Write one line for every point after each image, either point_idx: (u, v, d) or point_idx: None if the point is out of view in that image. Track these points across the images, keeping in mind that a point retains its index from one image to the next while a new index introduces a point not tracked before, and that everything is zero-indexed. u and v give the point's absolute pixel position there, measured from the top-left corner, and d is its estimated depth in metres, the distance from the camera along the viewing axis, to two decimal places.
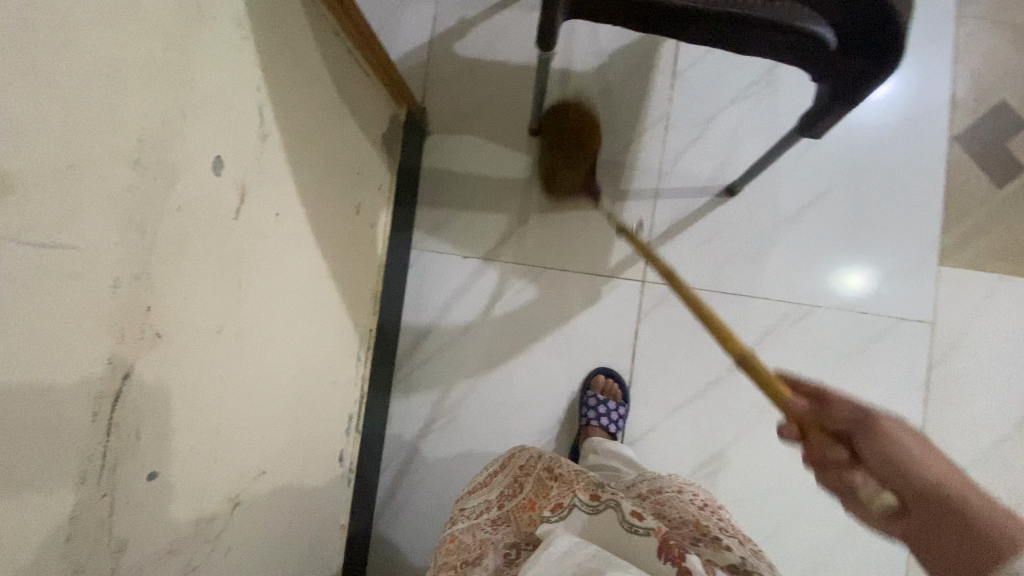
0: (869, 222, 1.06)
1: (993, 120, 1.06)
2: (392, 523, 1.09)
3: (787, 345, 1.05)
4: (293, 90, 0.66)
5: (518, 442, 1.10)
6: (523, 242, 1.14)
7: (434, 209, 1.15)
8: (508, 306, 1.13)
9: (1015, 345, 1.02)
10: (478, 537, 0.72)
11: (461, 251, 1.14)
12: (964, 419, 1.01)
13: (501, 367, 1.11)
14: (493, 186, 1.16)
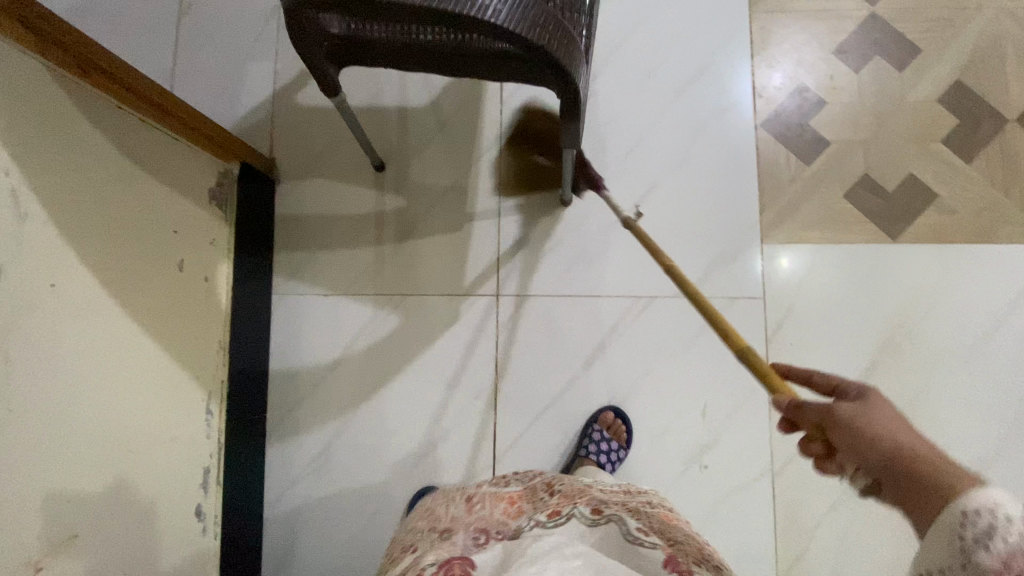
0: (692, 214, 1.13)
1: (796, 103, 1.14)
2: (279, 568, 1.10)
3: (633, 337, 1.11)
4: (63, 172, 0.70)
5: (395, 469, 1.12)
6: (380, 275, 1.17)
7: (291, 253, 1.19)
8: (371, 338, 1.16)
9: (841, 308, 1.08)
10: (449, 513, 0.76)
11: (321, 292, 1.18)
12: (803, 384, 1.07)
13: (370, 398, 1.14)
14: (346, 224, 1.19)
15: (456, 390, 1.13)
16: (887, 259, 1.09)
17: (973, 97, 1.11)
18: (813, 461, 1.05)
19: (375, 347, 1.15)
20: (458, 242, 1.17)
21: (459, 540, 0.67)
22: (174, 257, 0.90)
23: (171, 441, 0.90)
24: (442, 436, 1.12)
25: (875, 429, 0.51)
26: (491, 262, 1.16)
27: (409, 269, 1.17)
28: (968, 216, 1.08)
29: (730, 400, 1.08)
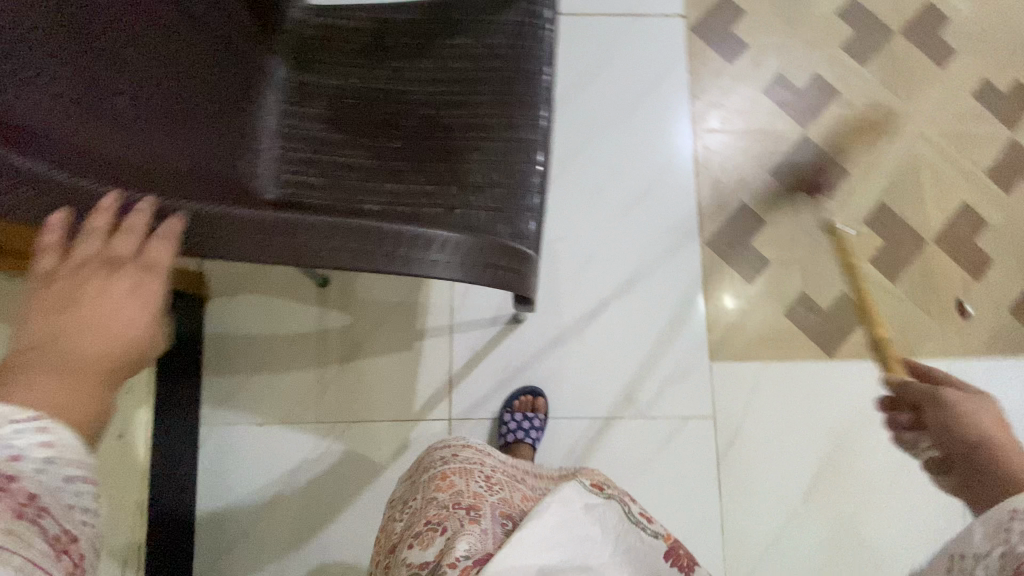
0: (646, 331, 1.14)
1: (738, 220, 1.18)
2: None
3: (590, 458, 1.09)
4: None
5: None
6: (321, 401, 1.10)
7: (223, 378, 1.10)
8: (314, 469, 1.07)
9: (787, 423, 1.11)
10: (471, 489, 0.73)
11: (255, 421, 1.08)
12: (756, 501, 1.08)
13: (313, 535, 1.05)
14: (285, 344, 1.11)
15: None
16: (826, 375, 1.13)
17: (895, 218, 1.19)
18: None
19: (315, 480, 1.07)
20: (404, 362, 1.12)
21: (489, 526, 0.64)
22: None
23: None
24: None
25: (970, 415, 0.58)
26: (440, 383, 1.11)
27: (354, 393, 1.10)
28: (895, 331, 1.15)
29: (685, 521, 1.07)
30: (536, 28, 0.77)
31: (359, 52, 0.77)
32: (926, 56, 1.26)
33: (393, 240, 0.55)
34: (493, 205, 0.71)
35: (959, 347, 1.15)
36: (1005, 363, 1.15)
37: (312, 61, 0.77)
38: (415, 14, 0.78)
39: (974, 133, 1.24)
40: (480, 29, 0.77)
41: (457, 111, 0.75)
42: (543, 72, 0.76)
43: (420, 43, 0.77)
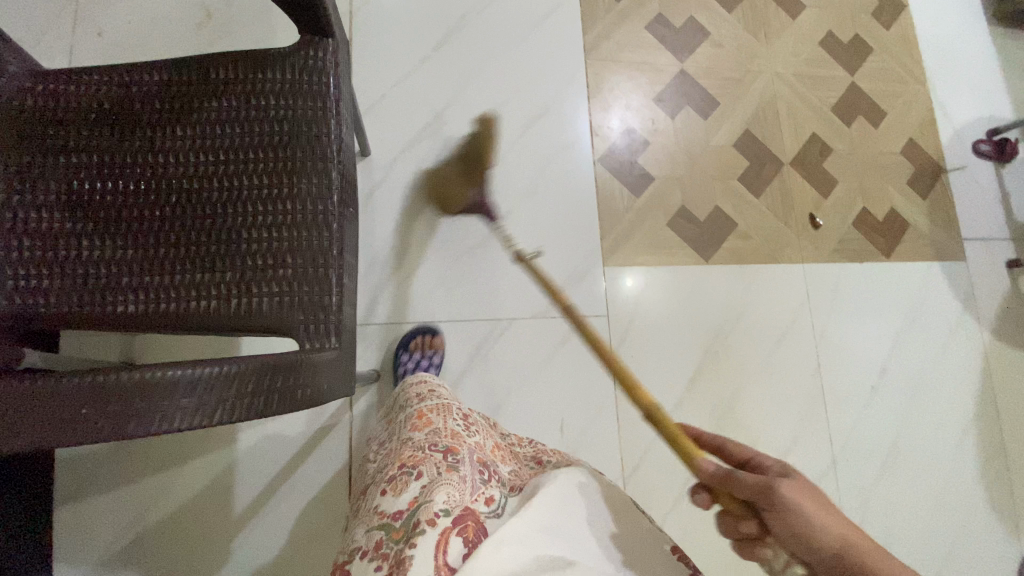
0: (544, 238, 1.20)
1: (627, 141, 1.28)
2: None
3: (494, 359, 1.14)
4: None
5: (240, 526, 1.02)
6: (168, 467, 1.03)
7: (76, 470, 1.00)
8: (190, 515, 1.01)
9: (672, 321, 1.22)
10: (448, 429, 0.72)
11: (92, 509, 1.00)
12: (647, 392, 1.18)
13: (199, 565, 1.00)
14: (134, 441, 1.03)
15: (303, 429, 1.07)
16: (705, 278, 1.25)
17: (759, 143, 1.35)
18: (659, 458, 1.15)
19: (172, 553, 1.00)
20: None
21: (468, 473, 0.63)
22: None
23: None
24: (295, 484, 1.05)
25: (819, 526, 0.52)
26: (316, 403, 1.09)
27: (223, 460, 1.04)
28: (762, 239, 1.30)
29: (583, 415, 1.14)
30: (312, 113, 0.73)
31: (111, 131, 0.71)
32: (779, 9, 1.45)
33: (107, 398, 0.50)
34: (281, 300, 0.68)
35: (813, 254, 1.33)
36: (849, 268, 1.34)
37: (36, 169, 0.69)
38: (167, 112, 0.72)
39: (819, 76, 1.44)
40: (247, 119, 0.72)
41: (232, 209, 0.70)
42: (326, 157, 0.73)
43: (183, 139, 0.72)
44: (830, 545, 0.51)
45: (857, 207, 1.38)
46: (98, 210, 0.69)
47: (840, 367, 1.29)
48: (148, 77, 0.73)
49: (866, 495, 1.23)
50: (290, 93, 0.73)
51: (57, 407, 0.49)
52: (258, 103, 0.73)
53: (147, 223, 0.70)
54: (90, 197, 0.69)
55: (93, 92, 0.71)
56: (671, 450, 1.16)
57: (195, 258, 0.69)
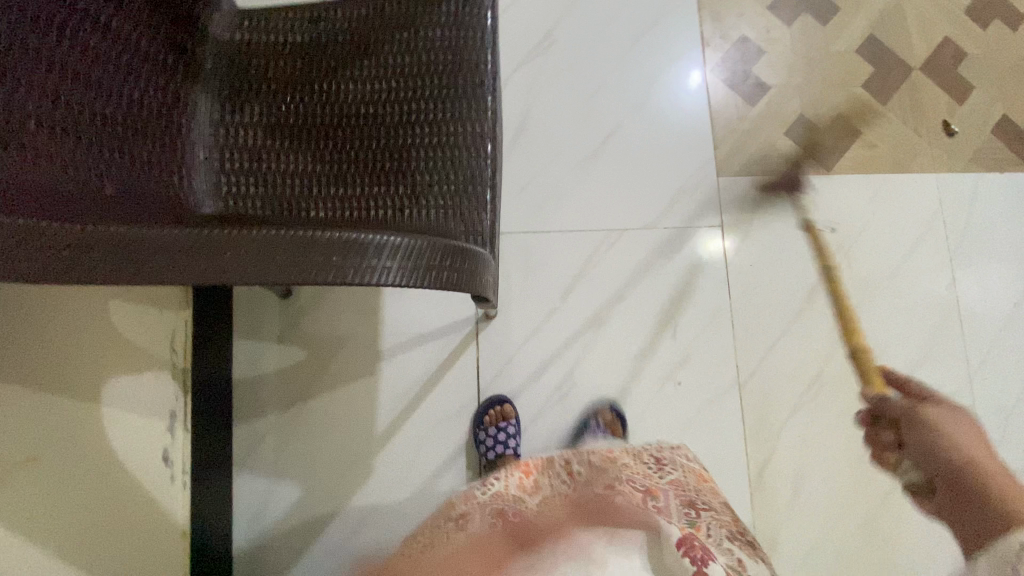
0: (655, 149, 1.20)
1: (740, 52, 1.25)
2: (258, 541, 1.03)
3: (608, 267, 1.15)
4: (66, 369, 0.68)
5: (380, 431, 1.08)
6: (309, 399, 1.08)
7: (239, 402, 1.07)
8: (335, 451, 1.06)
9: (790, 231, 1.18)
10: (469, 499, 0.82)
11: (247, 431, 1.06)
12: (762, 302, 1.16)
13: (344, 493, 1.05)
14: (290, 377, 1.08)
15: (433, 362, 1.10)
16: (824, 188, 1.21)
17: (884, 48, 1.27)
18: (774, 367, 1.14)
19: (319, 487, 1.05)
20: (388, 338, 1.10)
21: (474, 524, 0.72)
22: (134, 482, 0.78)
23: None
24: (426, 386, 1.09)
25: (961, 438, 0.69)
26: (449, 335, 1.11)
27: (363, 399, 1.08)
28: (887, 149, 1.23)
29: (697, 321, 1.14)
30: (474, 45, 0.74)
31: (294, 58, 0.74)
32: None
33: (319, 249, 0.50)
34: (442, 211, 0.70)
35: (944, 163, 1.24)
36: (989, 178, 1.24)
37: (232, 89, 0.73)
38: (342, 41, 0.75)
39: None
40: (416, 47, 0.74)
41: (400, 128, 0.72)
42: (485, 87, 0.74)
43: (358, 65, 0.74)
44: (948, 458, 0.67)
45: (1000, 112, 1.27)
46: (283, 127, 0.73)
47: (977, 282, 1.20)
48: (329, 10, 0.75)
49: (1005, 415, 1.16)
50: (454, 26, 0.74)
51: (281, 253, 0.49)
52: (424, 34, 0.74)
53: (324, 139, 0.73)
54: (277, 115, 0.73)
55: (280, 24, 0.75)
56: (786, 358, 1.14)
57: (368, 172, 0.71)
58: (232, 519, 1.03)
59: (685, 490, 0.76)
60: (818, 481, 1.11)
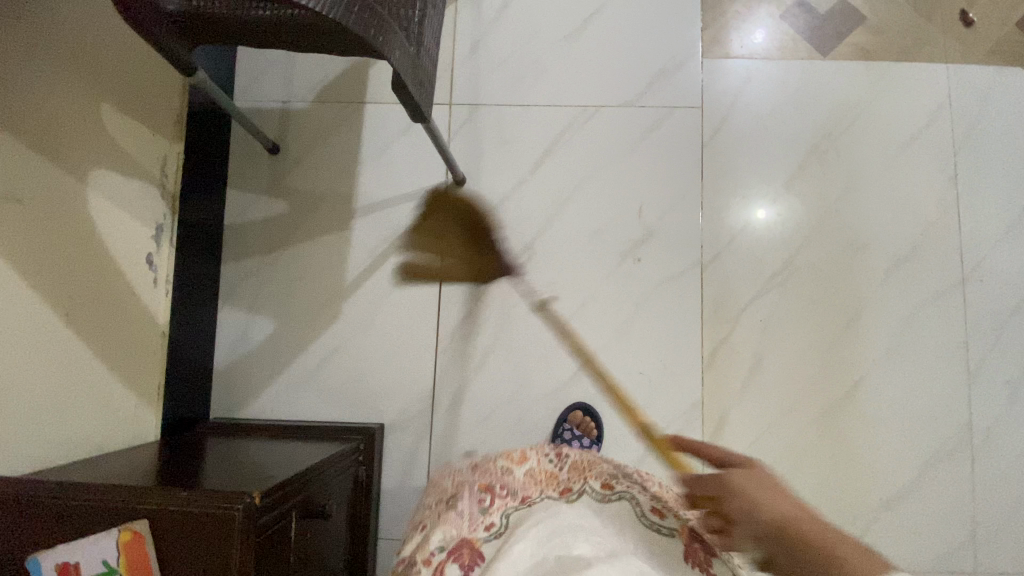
0: (640, 29, 1.18)
1: None
2: (234, 366, 1.14)
3: (581, 142, 1.15)
4: (59, 134, 0.79)
5: (348, 282, 1.15)
6: (287, 248, 1.17)
7: (227, 244, 1.18)
8: (308, 297, 1.15)
9: (771, 117, 1.15)
10: (456, 481, 0.92)
11: (232, 268, 1.17)
12: (736, 187, 1.13)
13: (312, 334, 1.14)
14: (273, 227, 1.18)
15: (401, 223, 1.16)
16: (816, 76, 1.16)
17: None
18: (742, 252, 1.11)
19: (289, 327, 1.15)
20: (362, 198, 1.17)
21: (465, 509, 0.83)
22: (115, 265, 0.90)
23: (47, 421, 0.78)
24: (393, 244, 1.16)
25: None
26: (419, 199, 1.17)
27: (336, 253, 1.16)
28: (892, 38, 1.16)
29: (666, 200, 1.13)
30: None
31: None
32: None
33: None
34: None
35: (959, 55, 1.15)
36: (1009, 73, 1.14)
37: None
38: None
39: None
40: None
41: None
42: None
43: None
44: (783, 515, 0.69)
45: None
46: None
47: (978, 184, 1.12)
48: None
49: (997, 324, 1.09)
50: None
51: None
52: None
53: None
54: None
55: None
56: (755, 244, 1.11)
57: None
58: (213, 344, 1.15)
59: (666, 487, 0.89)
60: (778, 369, 1.08)
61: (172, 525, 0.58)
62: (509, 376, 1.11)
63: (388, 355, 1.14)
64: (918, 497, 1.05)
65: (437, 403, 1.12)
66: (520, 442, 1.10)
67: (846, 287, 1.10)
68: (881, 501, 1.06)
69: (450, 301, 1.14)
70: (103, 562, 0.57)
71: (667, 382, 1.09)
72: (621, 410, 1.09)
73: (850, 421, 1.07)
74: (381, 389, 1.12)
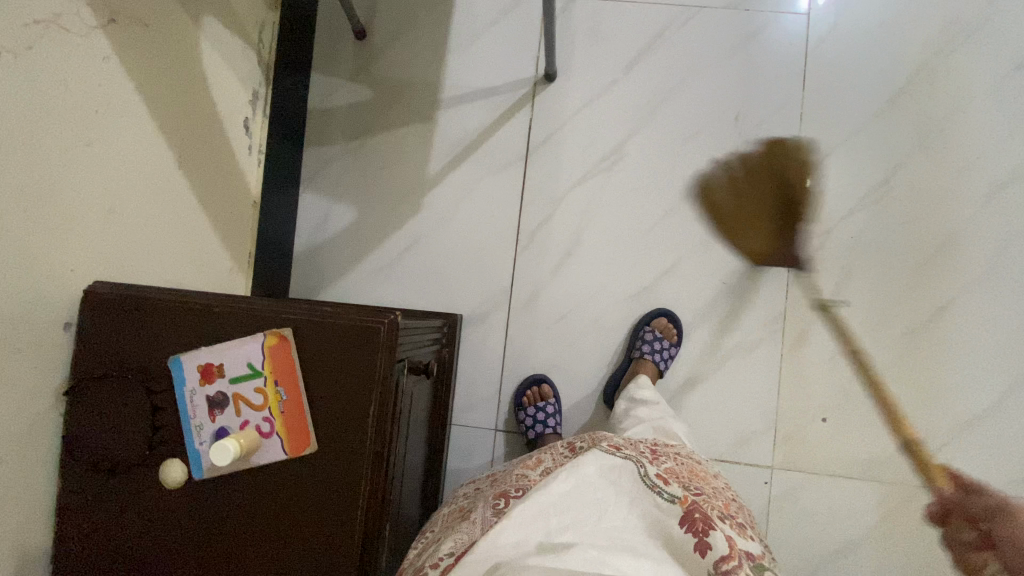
0: None
1: None
2: (313, 251, 1.15)
3: (679, 43, 1.11)
4: None
5: (430, 174, 1.14)
6: (370, 136, 1.15)
7: (309, 130, 1.16)
8: (388, 187, 1.14)
9: (877, 31, 1.10)
10: (471, 501, 0.80)
11: (314, 154, 1.16)
12: (835, 102, 1.10)
13: (392, 224, 1.14)
14: (356, 114, 1.16)
15: (486, 117, 1.14)
16: None
17: None
18: (834, 167, 1.09)
19: (369, 215, 1.14)
20: (449, 89, 1.14)
21: (481, 515, 0.70)
22: (219, 121, 0.89)
23: (162, 262, 0.79)
24: (477, 138, 1.14)
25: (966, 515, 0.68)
26: (507, 93, 1.14)
27: (420, 145, 1.15)
28: None
29: (764, 108, 1.10)
30: None
31: None
32: None
33: None
34: None
35: None
36: None
37: None
38: None
39: None
40: None
41: None
42: None
43: None
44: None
45: None
46: None
47: None
48: None
49: None
50: None
51: None
52: None
53: None
54: None
55: None
56: (850, 160, 1.09)
57: None
58: (293, 228, 1.15)
59: (680, 470, 0.77)
60: (862, 287, 1.07)
61: (315, 335, 0.59)
62: (588, 278, 1.10)
63: (466, 249, 1.13)
64: (993, 424, 1.05)
65: (513, 300, 1.12)
66: (595, 343, 1.10)
67: (941, 210, 1.07)
68: (954, 425, 1.05)
69: (532, 199, 1.12)
70: (249, 363, 0.58)
71: (749, 292, 1.08)
72: (700, 317, 1.09)
73: (932, 344, 1.06)
74: (458, 283, 1.13)
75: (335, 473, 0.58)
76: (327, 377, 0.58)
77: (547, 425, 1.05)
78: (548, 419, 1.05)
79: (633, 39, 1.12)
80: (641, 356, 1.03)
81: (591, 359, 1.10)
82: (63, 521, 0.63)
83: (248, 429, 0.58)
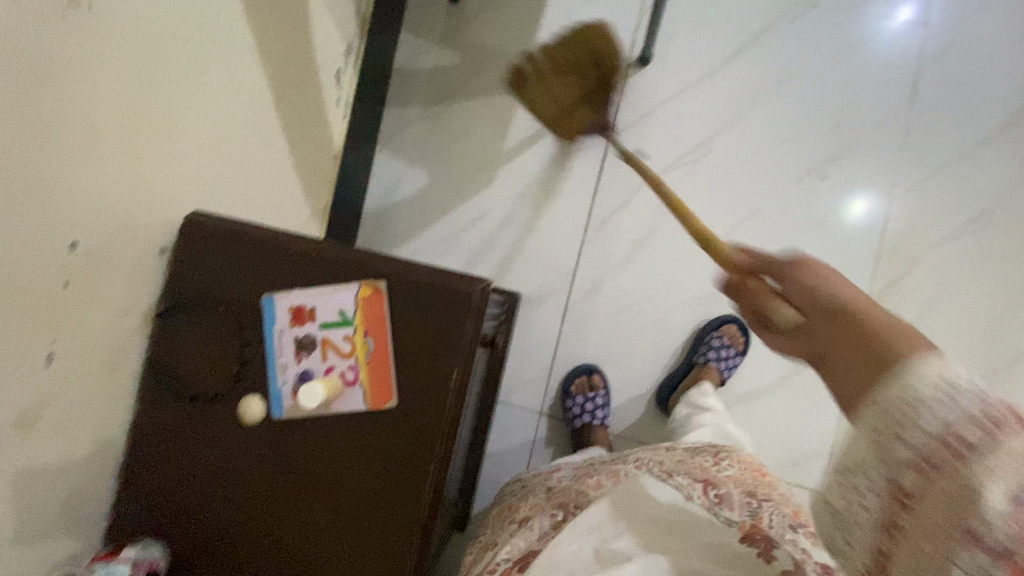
0: None
1: None
2: (382, 212, 1.15)
3: (785, 40, 1.06)
4: None
5: (508, 148, 1.12)
6: (452, 104, 1.14)
7: (391, 90, 1.15)
8: (464, 157, 1.13)
9: (1002, 50, 1.03)
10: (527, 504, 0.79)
11: (394, 116, 1.15)
12: (945, 120, 1.03)
13: (463, 194, 1.13)
14: (440, 80, 1.14)
15: None
16: None
17: None
18: (934, 189, 1.03)
19: (441, 183, 1.13)
20: None
21: (540, 524, 0.69)
22: (316, 70, 0.88)
23: (249, 202, 0.79)
24: (560, 117, 1.11)
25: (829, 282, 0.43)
26: None
27: (500, 118, 1.13)
28: None
29: (867, 118, 1.04)
30: None
31: None
32: None
33: None
34: None
35: None
36: None
37: None
38: None
39: None
40: None
41: None
42: None
43: None
44: (831, 300, 0.41)
45: None
46: None
47: None
48: None
49: None
50: None
51: None
52: None
53: None
54: None
55: None
56: (952, 183, 1.03)
57: None
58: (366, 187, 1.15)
59: (741, 478, 0.74)
60: (946, 318, 1.02)
61: (403, 291, 0.58)
62: (657, 272, 1.08)
63: (535, 229, 1.11)
64: None
65: (576, 286, 1.10)
66: (654, 340, 1.08)
67: None
68: None
69: (609, 186, 1.09)
70: (340, 310, 0.58)
71: None
72: None
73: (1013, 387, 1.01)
74: (523, 262, 1.11)
75: (412, 434, 0.58)
76: (408, 339, 0.58)
77: (595, 415, 1.04)
78: (597, 410, 1.04)
79: (736, 31, 1.07)
80: (705, 362, 1.02)
81: (648, 355, 1.08)
82: (136, 440, 0.64)
83: (333, 374, 0.59)
